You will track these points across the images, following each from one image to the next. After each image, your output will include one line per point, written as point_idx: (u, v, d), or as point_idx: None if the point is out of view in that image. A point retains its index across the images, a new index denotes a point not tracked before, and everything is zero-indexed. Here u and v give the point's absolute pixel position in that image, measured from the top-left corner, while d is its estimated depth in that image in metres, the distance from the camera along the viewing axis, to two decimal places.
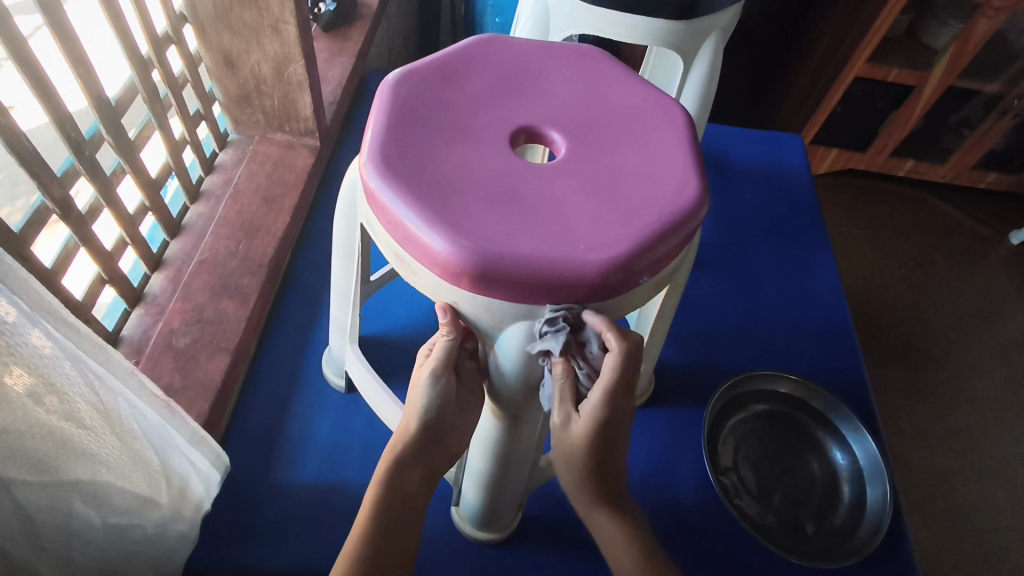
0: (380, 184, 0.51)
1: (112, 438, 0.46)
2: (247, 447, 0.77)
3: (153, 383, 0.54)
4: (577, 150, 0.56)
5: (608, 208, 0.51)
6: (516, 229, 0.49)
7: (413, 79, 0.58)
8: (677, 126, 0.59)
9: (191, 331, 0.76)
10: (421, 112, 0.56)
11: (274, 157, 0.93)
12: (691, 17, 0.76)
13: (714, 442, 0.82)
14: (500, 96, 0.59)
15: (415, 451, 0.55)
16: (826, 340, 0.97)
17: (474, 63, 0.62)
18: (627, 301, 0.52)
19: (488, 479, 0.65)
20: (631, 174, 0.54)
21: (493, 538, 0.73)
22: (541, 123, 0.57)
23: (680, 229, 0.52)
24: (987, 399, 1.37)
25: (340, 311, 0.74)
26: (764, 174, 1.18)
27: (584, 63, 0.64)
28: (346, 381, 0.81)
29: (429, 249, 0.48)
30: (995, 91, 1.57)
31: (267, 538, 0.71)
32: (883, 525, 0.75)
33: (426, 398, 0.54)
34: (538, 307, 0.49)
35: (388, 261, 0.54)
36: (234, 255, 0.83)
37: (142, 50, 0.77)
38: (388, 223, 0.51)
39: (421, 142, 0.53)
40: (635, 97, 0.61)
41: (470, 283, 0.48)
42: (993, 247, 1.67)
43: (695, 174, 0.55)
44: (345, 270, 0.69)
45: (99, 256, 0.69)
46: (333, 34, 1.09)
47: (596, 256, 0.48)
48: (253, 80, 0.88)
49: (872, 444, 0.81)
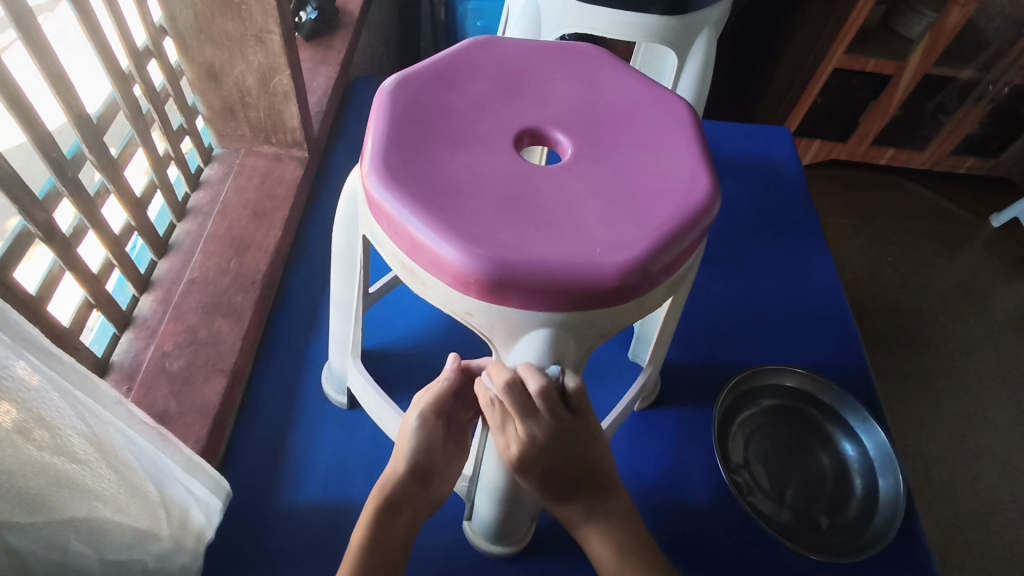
0: (385, 193, 0.49)
1: (108, 470, 0.44)
2: (247, 470, 0.74)
3: (143, 411, 0.52)
4: (583, 150, 0.55)
5: (621, 209, 0.50)
6: (529, 235, 0.48)
7: (411, 84, 0.57)
8: (681, 122, 0.58)
9: (184, 353, 0.73)
10: (421, 117, 0.54)
11: (261, 170, 0.91)
12: (685, 12, 0.76)
13: (724, 439, 0.81)
14: (501, 98, 0.58)
15: (401, 493, 0.58)
16: (827, 330, 0.97)
17: (471, 66, 0.60)
18: (643, 303, 0.51)
19: (503, 493, 0.63)
20: (640, 172, 0.53)
21: (507, 552, 0.71)
22: (544, 124, 0.56)
23: (694, 227, 0.51)
24: (980, 380, 1.38)
25: (342, 327, 0.72)
26: (754, 167, 1.18)
27: (583, 61, 0.63)
28: (348, 397, 0.79)
29: (440, 259, 0.47)
30: (969, 77, 1.60)
31: (273, 563, 0.69)
32: (898, 516, 0.75)
33: (414, 438, 0.59)
34: (553, 316, 0.49)
35: (394, 272, 0.53)
36: (225, 273, 0.80)
37: (122, 65, 0.74)
38: (394, 233, 0.50)
39: (424, 149, 0.52)
40: (638, 94, 0.61)
41: (484, 292, 0.47)
42: (977, 231, 1.70)
43: (705, 170, 0.55)
44: (345, 284, 0.67)
45: (86, 280, 0.67)
46: (316, 44, 1.07)
47: (612, 259, 0.47)
48: (237, 92, 0.86)
49: (881, 434, 0.80)
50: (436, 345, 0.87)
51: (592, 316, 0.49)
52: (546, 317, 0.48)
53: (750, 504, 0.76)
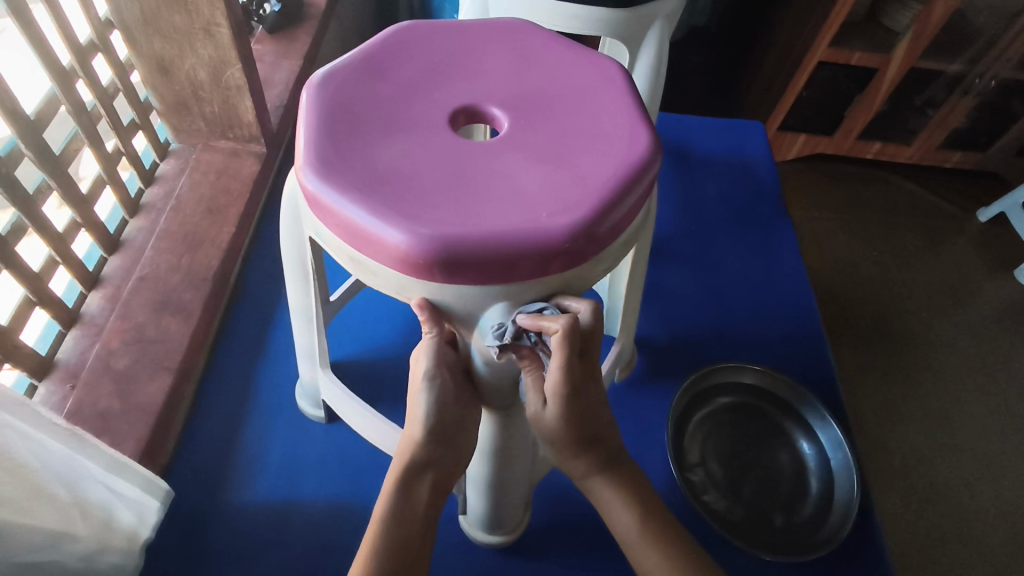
0: (321, 186, 0.48)
1: (1, 473, 0.42)
2: (194, 469, 0.74)
3: (52, 412, 0.50)
4: (521, 121, 0.54)
5: (563, 172, 0.50)
6: (473, 208, 0.47)
7: (336, 77, 0.55)
8: (615, 81, 0.58)
9: (130, 351, 0.72)
10: (351, 107, 0.53)
11: (218, 165, 0.90)
12: (633, 4, 0.75)
13: (680, 438, 0.80)
14: (431, 80, 0.57)
15: (424, 459, 0.55)
16: (791, 326, 0.96)
17: (397, 52, 0.59)
18: (586, 274, 0.51)
19: (490, 482, 0.63)
20: (580, 135, 0.53)
21: (505, 540, 0.71)
22: (479, 101, 0.55)
23: (639, 180, 0.51)
24: (961, 376, 1.37)
25: (305, 338, 0.70)
26: (725, 161, 1.17)
27: (512, 36, 0.62)
28: (325, 412, 0.78)
29: (385, 245, 0.46)
30: (957, 70, 1.57)
31: (219, 564, 0.68)
32: (850, 515, 0.74)
33: (426, 403, 0.53)
34: (503, 289, 0.48)
35: (345, 267, 0.51)
36: (176, 269, 0.79)
37: (64, 61, 0.73)
38: (338, 226, 0.49)
39: (357, 137, 0.51)
40: (568, 59, 0.60)
41: (434, 273, 0.46)
42: (961, 226, 1.68)
43: (644, 125, 0.54)
44: (301, 293, 0.65)
45: (25, 279, 0.66)
46: (279, 36, 1.06)
47: (559, 222, 0.47)
48: (190, 86, 0.84)
49: (838, 432, 0.80)
50: (398, 345, 0.86)
51: (552, 282, 0.49)
52: (506, 292, 0.48)
53: (702, 503, 0.75)
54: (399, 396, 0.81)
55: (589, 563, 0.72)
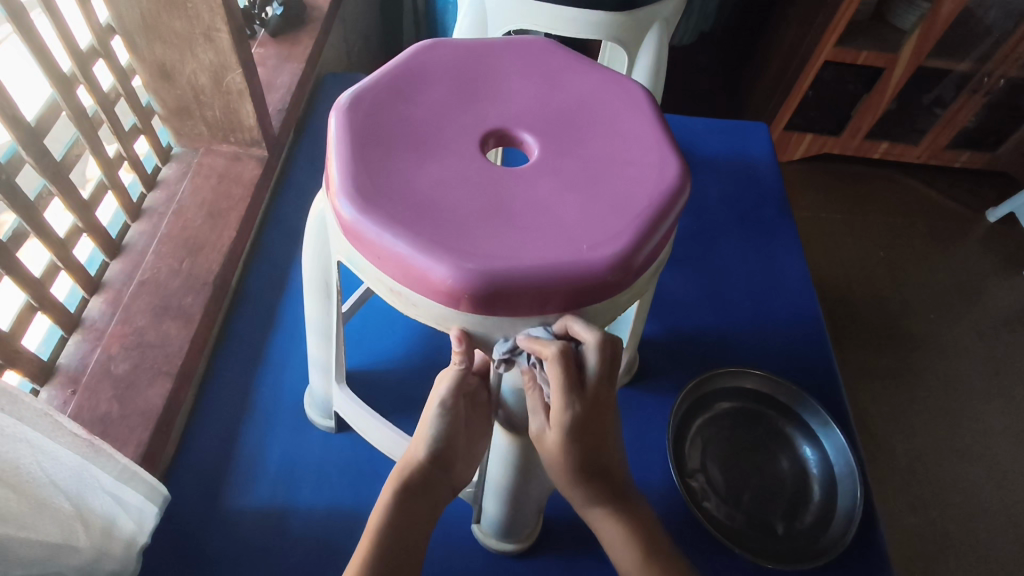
0: (360, 218, 0.47)
1: (5, 490, 0.43)
2: (193, 472, 0.74)
3: (76, 422, 0.52)
4: (553, 146, 0.53)
5: (599, 201, 0.49)
6: (515, 240, 0.46)
7: (364, 99, 0.54)
8: (640, 106, 0.57)
9: (130, 356, 0.73)
10: (382, 131, 0.52)
11: (220, 169, 0.90)
12: (632, 8, 0.75)
13: (681, 445, 0.80)
14: (459, 102, 0.56)
15: (423, 480, 0.53)
16: (797, 333, 0.95)
17: (423, 72, 0.57)
18: (613, 306, 0.50)
19: (506, 492, 0.63)
20: (611, 162, 0.52)
21: (518, 548, 0.70)
22: (510, 125, 0.54)
23: (671, 210, 0.50)
24: (969, 379, 1.35)
25: (321, 352, 0.69)
26: (730, 164, 1.16)
27: (535, 56, 0.61)
28: (335, 421, 0.78)
29: (428, 278, 0.45)
30: (966, 70, 1.55)
31: (216, 570, 0.68)
32: (853, 523, 0.73)
33: (435, 427, 0.52)
34: (539, 320, 0.47)
35: (380, 296, 0.50)
36: (177, 274, 0.80)
37: (65, 68, 0.74)
38: (375, 257, 0.48)
39: (392, 164, 0.50)
40: (593, 82, 0.59)
41: (476, 306, 0.46)
42: (971, 228, 1.66)
43: (673, 152, 0.54)
44: (322, 309, 0.64)
45: (28, 285, 0.67)
46: (282, 40, 1.05)
47: (600, 255, 0.46)
48: (191, 91, 0.85)
49: (841, 438, 0.79)
50: (405, 354, 0.84)
51: (569, 316, 0.48)
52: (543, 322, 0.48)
53: (703, 509, 0.75)
54: (401, 403, 0.80)
55: (585, 567, 0.71)
